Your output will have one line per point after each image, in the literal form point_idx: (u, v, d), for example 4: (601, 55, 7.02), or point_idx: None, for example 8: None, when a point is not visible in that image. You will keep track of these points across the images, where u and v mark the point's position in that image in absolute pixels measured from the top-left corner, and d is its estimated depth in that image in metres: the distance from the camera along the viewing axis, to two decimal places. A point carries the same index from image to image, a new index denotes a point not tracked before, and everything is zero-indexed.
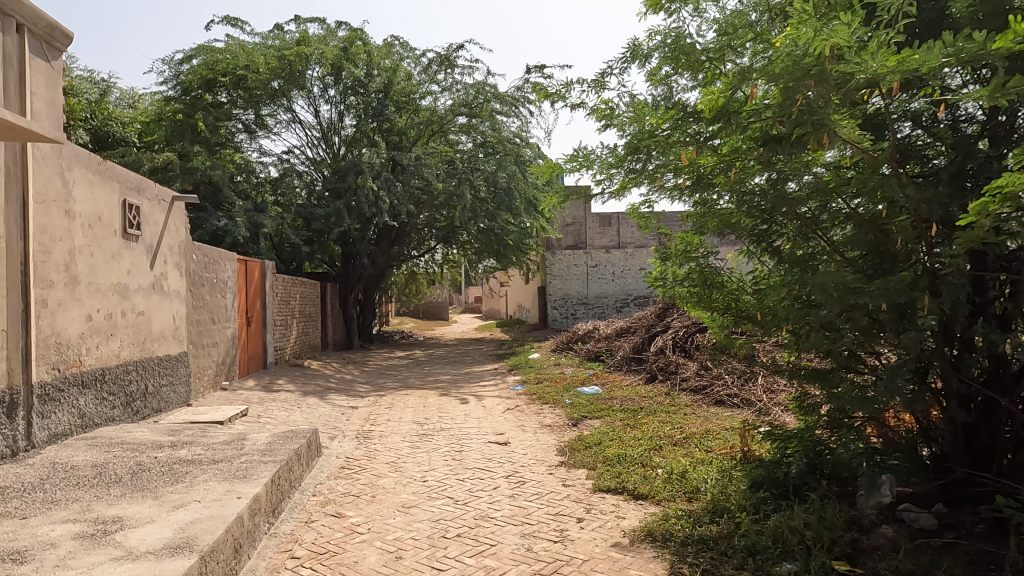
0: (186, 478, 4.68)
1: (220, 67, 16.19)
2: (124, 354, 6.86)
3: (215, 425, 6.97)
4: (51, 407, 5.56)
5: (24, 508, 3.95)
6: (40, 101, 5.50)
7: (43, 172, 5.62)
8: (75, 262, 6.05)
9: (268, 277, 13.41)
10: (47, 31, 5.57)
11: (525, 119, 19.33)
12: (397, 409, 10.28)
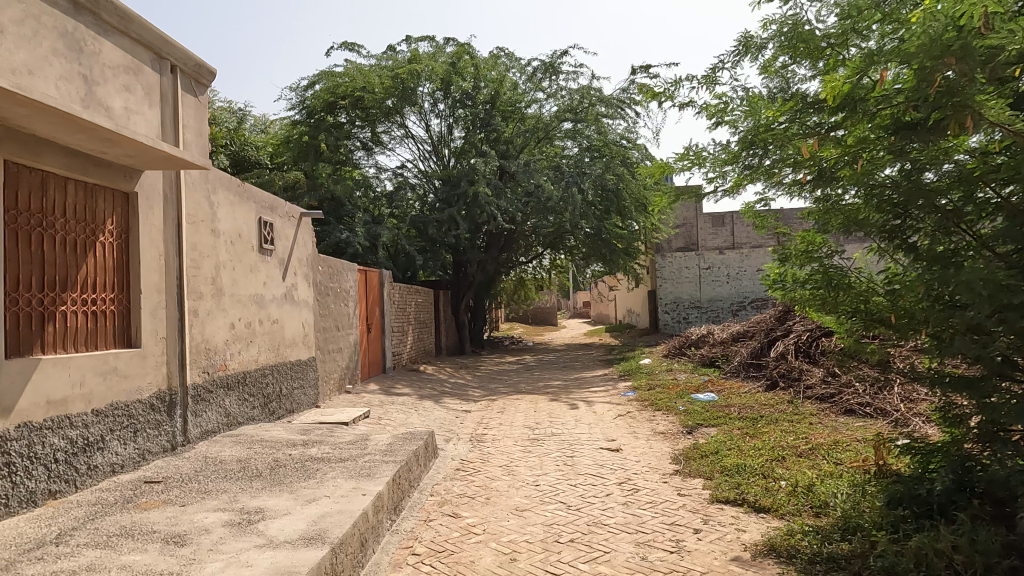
0: (316, 475, 5.03)
1: (340, 91, 17.30)
2: (261, 359, 7.50)
3: (341, 426, 7.43)
4: (203, 407, 6.18)
5: (183, 497, 4.42)
6: (191, 132, 6.17)
7: (194, 195, 6.28)
8: (220, 275, 6.69)
9: (386, 286, 14.12)
10: (195, 70, 6.24)
11: (631, 120, 19.06)
12: (509, 413, 10.43)
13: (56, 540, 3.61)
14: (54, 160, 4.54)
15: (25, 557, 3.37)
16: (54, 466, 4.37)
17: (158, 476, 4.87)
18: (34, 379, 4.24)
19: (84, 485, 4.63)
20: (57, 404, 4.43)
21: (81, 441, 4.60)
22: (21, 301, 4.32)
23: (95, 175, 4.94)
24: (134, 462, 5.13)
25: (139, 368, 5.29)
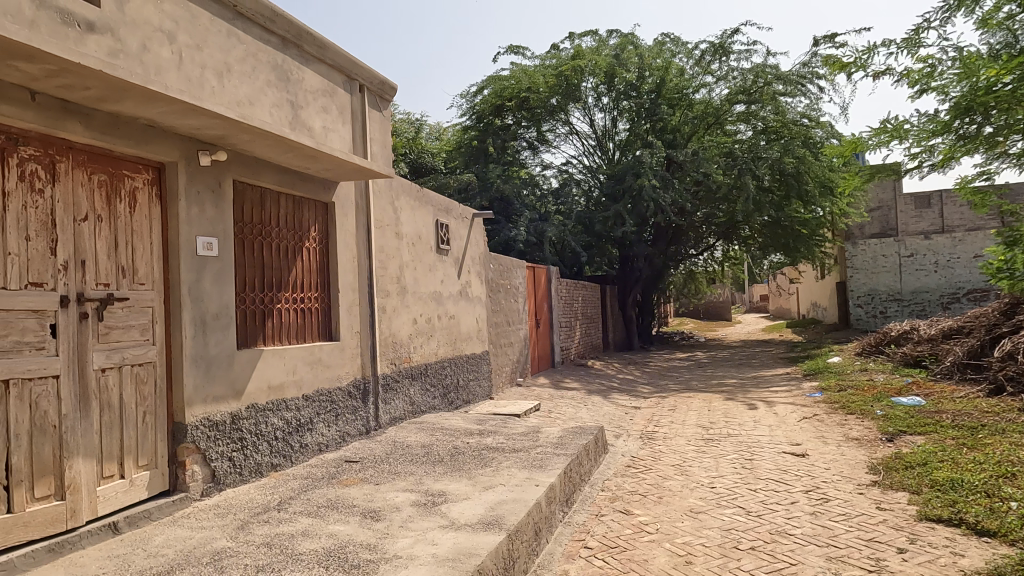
0: (492, 463, 5.28)
1: (507, 93, 17.93)
2: (440, 352, 8.02)
3: (514, 418, 7.71)
4: (391, 395, 6.76)
5: (377, 476, 4.88)
6: (377, 144, 6.77)
7: (381, 202, 6.88)
8: (404, 274, 7.26)
9: (554, 282, 14.38)
10: (380, 87, 6.83)
11: (813, 96, 17.46)
12: (681, 411, 10.10)
13: (278, 506, 4.18)
14: (269, 177, 5.23)
15: (255, 519, 3.94)
16: (275, 442, 5.04)
17: (356, 457, 5.42)
18: (258, 367, 4.93)
19: (298, 460, 5.28)
20: (276, 389, 5.11)
21: (294, 422, 5.26)
22: (247, 300, 5.05)
23: (301, 189, 5.61)
24: (336, 442, 5.75)
25: (339, 359, 5.92)
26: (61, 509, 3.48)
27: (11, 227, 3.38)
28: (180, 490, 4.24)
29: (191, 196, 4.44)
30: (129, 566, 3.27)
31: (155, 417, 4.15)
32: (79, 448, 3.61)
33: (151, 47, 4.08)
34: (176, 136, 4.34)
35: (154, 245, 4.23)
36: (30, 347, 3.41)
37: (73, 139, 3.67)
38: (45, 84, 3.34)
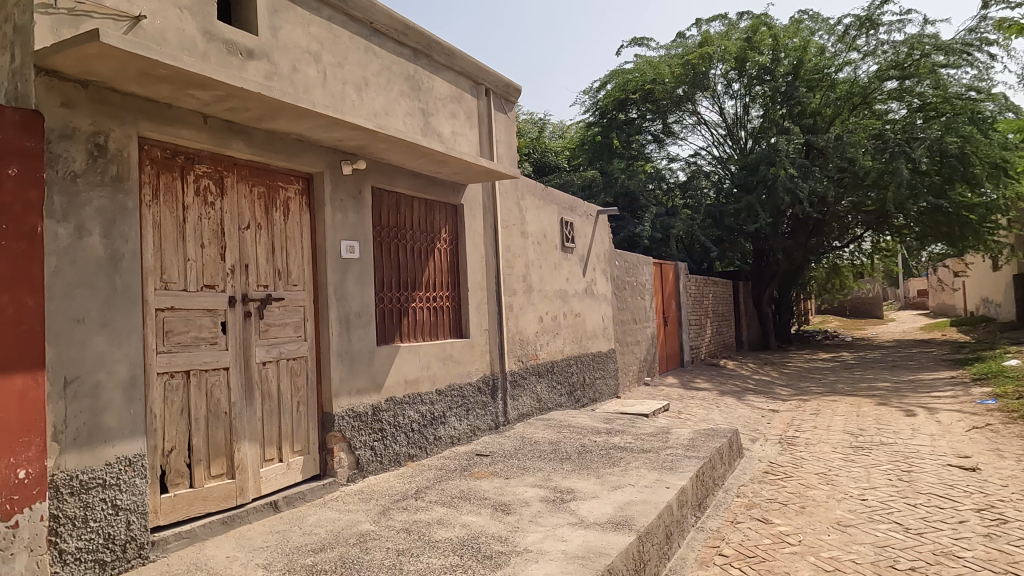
0: (621, 463, 5.22)
1: (630, 86, 17.65)
2: (567, 350, 8.06)
3: (641, 417, 7.57)
4: (519, 391, 6.89)
5: (506, 470, 5.00)
6: (502, 146, 6.92)
7: (507, 202, 7.03)
8: (530, 273, 7.37)
9: (682, 278, 13.93)
10: (505, 89, 6.97)
11: (982, 65, 15.49)
12: (825, 416, 9.39)
13: (415, 494, 4.41)
14: (404, 183, 5.52)
15: (395, 505, 4.19)
16: (412, 434, 5.32)
17: (486, 451, 5.59)
18: (396, 362, 5.22)
19: (433, 452, 5.53)
20: (412, 383, 5.39)
21: (429, 415, 5.52)
22: (385, 299, 5.37)
23: (432, 192, 5.87)
24: (468, 436, 5.96)
25: (469, 356, 6.13)
26: (231, 487, 3.91)
27: (190, 236, 3.84)
28: (329, 475, 4.60)
29: (336, 202, 4.80)
30: (288, 541, 3.61)
31: (307, 406, 4.53)
32: (245, 433, 4.03)
33: (300, 68, 4.45)
34: (322, 148, 4.70)
35: (304, 249, 4.62)
36: (206, 342, 3.85)
37: (238, 155, 4.10)
38: (214, 108, 3.76)
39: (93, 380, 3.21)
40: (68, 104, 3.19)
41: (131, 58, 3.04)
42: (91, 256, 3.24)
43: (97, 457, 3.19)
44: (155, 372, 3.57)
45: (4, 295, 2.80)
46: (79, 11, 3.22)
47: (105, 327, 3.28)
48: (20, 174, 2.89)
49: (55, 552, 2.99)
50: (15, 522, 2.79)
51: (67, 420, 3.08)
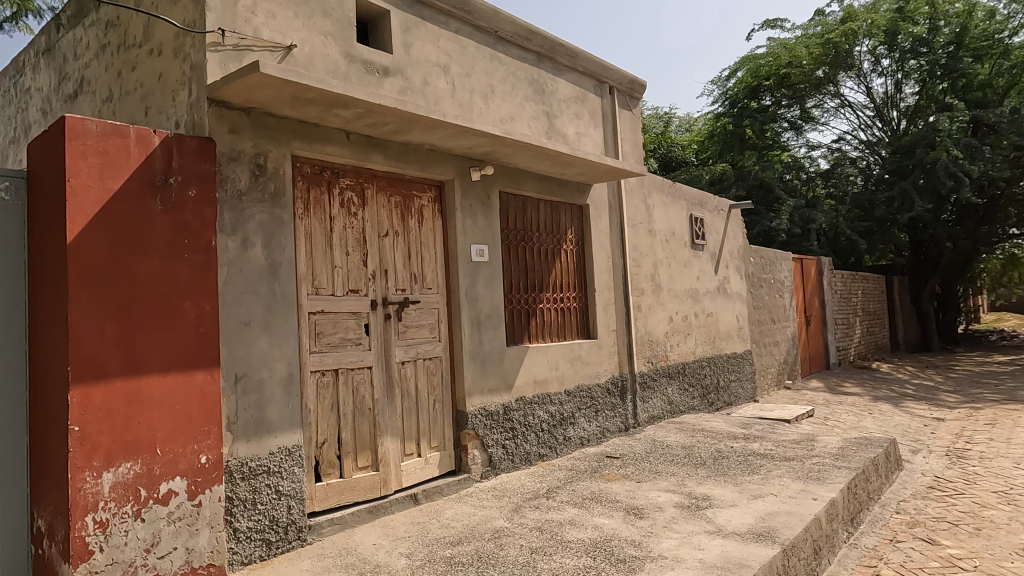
0: (761, 471, 4.94)
1: (763, 72, 16.69)
2: (699, 351, 7.77)
3: (783, 423, 7.12)
4: (649, 393, 6.74)
5: (638, 474, 4.90)
6: (628, 143, 6.82)
7: (633, 200, 6.91)
8: (659, 272, 7.19)
9: (826, 274, 12.94)
10: (629, 85, 6.86)
11: None
12: (1004, 427, 8.28)
13: (547, 494, 4.46)
14: (530, 186, 5.60)
15: (527, 504, 4.26)
16: (542, 434, 5.39)
17: (616, 453, 5.53)
18: (525, 363, 5.31)
19: (563, 452, 5.56)
20: (541, 384, 5.46)
21: (558, 415, 5.56)
22: (514, 301, 5.48)
23: (558, 194, 5.90)
24: (597, 437, 5.93)
25: (598, 357, 6.10)
26: (376, 479, 4.17)
27: (336, 245, 4.15)
28: (464, 471, 4.77)
29: (466, 208, 4.97)
30: (427, 533, 3.79)
31: (443, 404, 4.73)
32: (387, 428, 4.29)
33: (431, 81, 4.67)
34: (452, 156, 4.89)
35: (438, 254, 4.83)
36: (352, 342, 4.15)
37: (377, 168, 4.37)
38: (355, 125, 4.04)
39: (258, 377, 3.57)
40: (234, 130, 3.57)
41: (284, 85, 3.34)
42: (255, 266, 3.60)
43: (262, 446, 3.53)
44: (309, 370, 3.90)
45: (188, 302, 3.20)
46: (242, 45, 3.59)
47: (267, 329, 3.63)
48: (197, 195, 3.29)
49: (230, 530, 3.36)
50: (198, 501, 3.17)
51: (238, 412, 3.45)
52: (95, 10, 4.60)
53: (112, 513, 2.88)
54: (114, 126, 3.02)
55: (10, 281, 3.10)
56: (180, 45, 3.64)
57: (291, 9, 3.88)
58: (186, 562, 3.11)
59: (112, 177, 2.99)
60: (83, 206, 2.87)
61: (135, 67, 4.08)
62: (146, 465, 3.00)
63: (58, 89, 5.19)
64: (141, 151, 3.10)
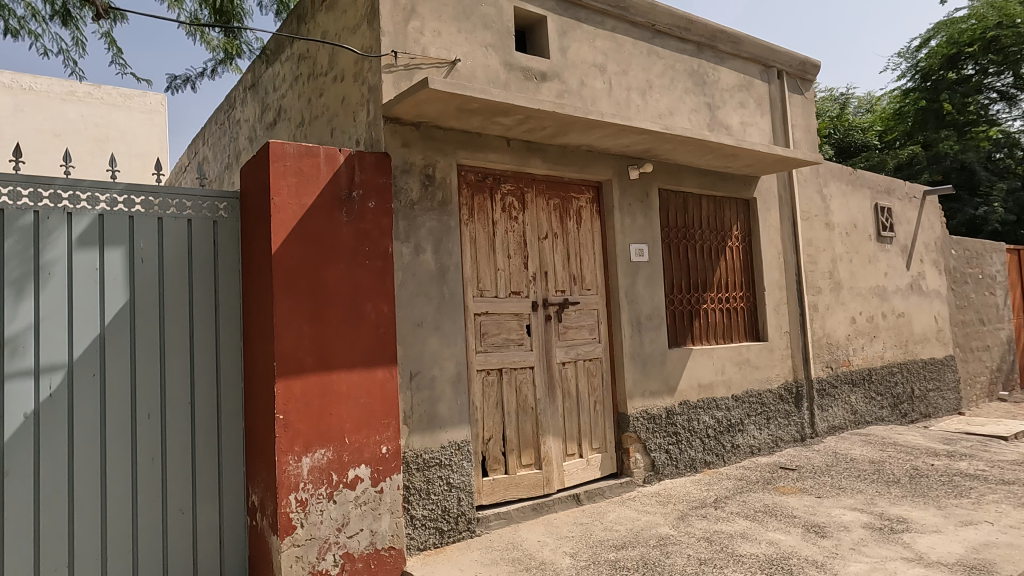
0: (971, 494, 4.30)
1: (965, 36, 14.41)
2: (888, 356, 6.97)
3: (997, 440, 6.16)
4: (829, 401, 6.18)
5: (818, 488, 4.51)
6: (799, 130, 6.31)
7: (807, 191, 6.38)
8: (838, 269, 6.57)
9: None
10: (801, 67, 6.34)
11: None
12: None
13: (715, 503, 4.26)
14: (692, 182, 5.39)
15: (694, 512, 4.10)
16: (708, 440, 5.15)
17: (792, 465, 5.13)
18: (689, 366, 5.11)
19: (732, 461, 5.27)
20: (707, 388, 5.22)
21: (725, 421, 5.29)
22: (676, 301, 5.30)
23: (722, 188, 5.61)
24: (769, 447, 5.55)
25: (768, 360, 5.71)
26: (539, 477, 4.25)
27: (499, 248, 4.29)
28: (626, 474, 4.71)
29: (624, 208, 4.90)
30: (591, 534, 3.79)
31: (604, 406, 4.70)
32: (550, 427, 4.36)
33: (587, 82, 4.67)
34: (610, 156, 4.85)
35: (596, 255, 4.82)
36: (514, 343, 4.26)
37: (536, 172, 4.46)
38: (515, 131, 4.15)
39: (430, 374, 3.79)
40: (407, 144, 3.83)
41: (450, 98, 3.52)
42: (426, 270, 3.84)
43: (434, 440, 3.75)
44: (475, 369, 4.07)
45: (369, 304, 3.49)
46: (412, 64, 3.85)
47: (438, 329, 3.85)
48: (376, 206, 3.58)
49: (408, 517, 3.60)
50: (380, 488, 3.45)
51: (413, 407, 3.70)
52: (290, 46, 5.20)
53: (310, 493, 3.22)
54: (308, 147, 3.38)
55: (230, 287, 3.59)
56: (359, 70, 3.99)
57: (455, 26, 4.08)
58: (371, 543, 3.40)
59: (307, 193, 3.35)
60: (284, 221, 3.25)
61: (322, 94, 4.54)
62: (337, 452, 3.32)
63: (261, 119, 5.94)
64: (329, 168, 3.44)
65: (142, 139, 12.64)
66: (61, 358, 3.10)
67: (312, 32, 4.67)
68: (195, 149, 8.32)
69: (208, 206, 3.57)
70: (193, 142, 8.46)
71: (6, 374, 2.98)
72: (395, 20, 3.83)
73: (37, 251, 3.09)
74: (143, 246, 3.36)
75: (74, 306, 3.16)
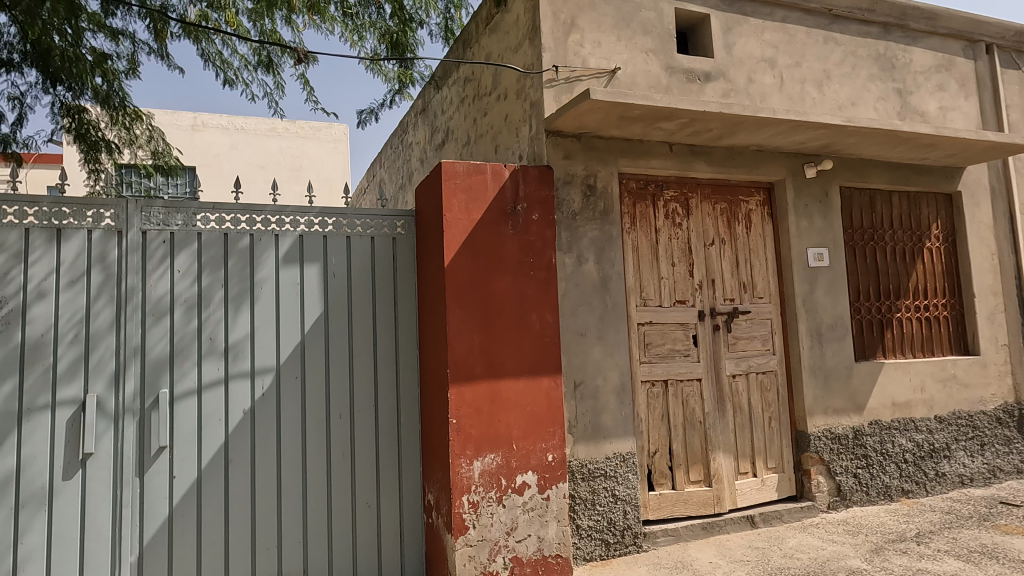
0: None
1: None
2: None
3: None
4: None
5: None
6: (1016, 111, 5.44)
7: None
8: None
9: None
10: (1017, 38, 5.47)
11: None
12: None
13: (917, 538, 3.78)
14: (880, 177, 4.86)
15: (891, 547, 3.67)
16: (905, 466, 4.60)
17: (1016, 501, 4.41)
18: (880, 382, 4.60)
19: (935, 491, 4.67)
20: (903, 407, 4.66)
21: (928, 446, 4.68)
22: (863, 310, 4.80)
23: (917, 183, 5.00)
24: (984, 477, 4.82)
25: (981, 378, 4.96)
26: (709, 495, 4.06)
27: (663, 256, 4.19)
28: (807, 498, 4.34)
29: (800, 209, 4.55)
30: (769, 561, 3.54)
31: (780, 423, 4.38)
32: (720, 443, 4.15)
33: (756, 78, 4.41)
34: (783, 155, 4.53)
35: (769, 261, 4.52)
36: (680, 354, 4.12)
37: (701, 176, 4.29)
38: (679, 136, 4.03)
39: (594, 384, 3.79)
40: (568, 156, 3.88)
41: (612, 107, 3.51)
42: (589, 280, 3.85)
43: (599, 450, 3.74)
44: (640, 380, 4.00)
45: (534, 314, 3.58)
46: (573, 77, 3.90)
47: (601, 339, 3.84)
48: (540, 218, 3.66)
49: (574, 526, 3.62)
50: (547, 495, 3.50)
51: (578, 416, 3.71)
52: (456, 70, 5.51)
53: (481, 496, 3.36)
54: (476, 165, 3.55)
55: (407, 298, 3.87)
56: (521, 87, 4.12)
57: (615, 34, 4.07)
58: (538, 549, 3.46)
59: (475, 209, 3.51)
60: (455, 235, 3.44)
61: (486, 113, 4.75)
62: (505, 458, 3.43)
63: (431, 140, 6.36)
64: (496, 183, 3.58)
65: (329, 165, 14.11)
66: (271, 362, 3.54)
67: (477, 55, 4.91)
68: (373, 172, 9.12)
69: (388, 225, 3.88)
70: (372, 165, 9.28)
71: (230, 374, 3.46)
72: (556, 35, 3.91)
73: (252, 269, 3.56)
74: (335, 262, 3.73)
75: (280, 316, 3.59)
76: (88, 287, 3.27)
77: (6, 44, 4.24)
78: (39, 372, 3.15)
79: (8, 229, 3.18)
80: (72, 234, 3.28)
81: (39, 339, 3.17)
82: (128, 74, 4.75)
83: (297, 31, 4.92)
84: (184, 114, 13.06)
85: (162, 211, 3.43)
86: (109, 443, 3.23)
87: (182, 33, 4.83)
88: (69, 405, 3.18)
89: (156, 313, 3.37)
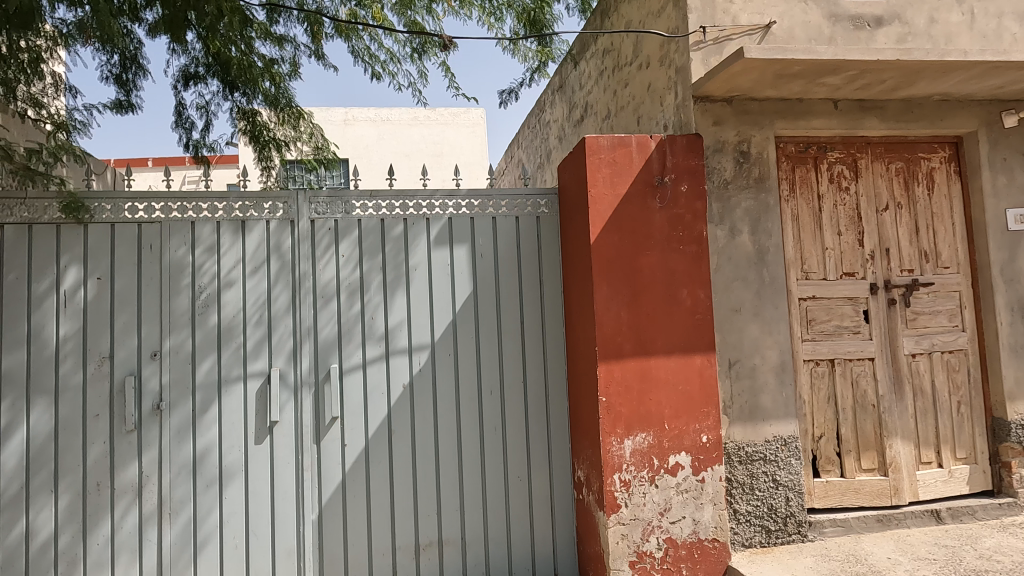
0: None
1: None
2: None
3: None
4: None
5: None
6: None
7: None
8: None
9: None
10: None
11: None
12: None
13: None
14: None
15: None
16: None
17: None
18: None
19: None
20: None
21: None
22: None
23: None
24: None
25: None
26: (885, 485, 3.70)
27: (827, 224, 3.84)
28: (1007, 494, 3.81)
29: (996, 164, 3.96)
30: (960, 561, 3.17)
31: (971, 408, 3.88)
32: (897, 429, 3.76)
33: (939, 17, 3.87)
34: (974, 103, 3.95)
35: (956, 225, 3.99)
36: (849, 331, 3.77)
37: (871, 133, 3.87)
38: (846, 90, 3.64)
39: (751, 363, 3.57)
40: (719, 122, 3.65)
41: (768, 65, 3.24)
42: (744, 253, 3.61)
43: (758, 433, 3.52)
44: (802, 360, 3.71)
45: (684, 291, 3.44)
46: (722, 36, 3.65)
47: (758, 316, 3.59)
48: (688, 190, 3.50)
49: (731, 511, 3.46)
50: (702, 477, 3.38)
51: (734, 396, 3.52)
52: (594, 43, 5.41)
53: (633, 475, 3.32)
54: (620, 138, 3.46)
55: (552, 277, 3.89)
56: (666, 53, 3.93)
57: None
58: (694, 532, 3.36)
59: (620, 183, 3.43)
60: (601, 212, 3.39)
61: (628, 83, 4.61)
62: (657, 437, 3.36)
63: (569, 117, 6.30)
64: (641, 156, 3.47)
65: (468, 149, 14.54)
66: (426, 340, 3.72)
67: (616, 25, 4.76)
68: (512, 154, 9.26)
69: (532, 203, 3.91)
70: (510, 146, 9.41)
71: (391, 351, 3.69)
72: None
73: (406, 253, 3.76)
74: (482, 243, 3.83)
75: (433, 297, 3.76)
76: (268, 273, 3.63)
77: (192, 59, 4.76)
78: (233, 349, 3.56)
79: (204, 223, 3.60)
80: (254, 225, 3.64)
81: (231, 319, 3.57)
82: (292, 75, 5.16)
83: (438, 19, 5.06)
84: (336, 109, 14.08)
85: (326, 199, 3.71)
86: (290, 412, 3.57)
87: (335, 32, 5.13)
88: (258, 377, 3.57)
89: (326, 296, 3.66)
